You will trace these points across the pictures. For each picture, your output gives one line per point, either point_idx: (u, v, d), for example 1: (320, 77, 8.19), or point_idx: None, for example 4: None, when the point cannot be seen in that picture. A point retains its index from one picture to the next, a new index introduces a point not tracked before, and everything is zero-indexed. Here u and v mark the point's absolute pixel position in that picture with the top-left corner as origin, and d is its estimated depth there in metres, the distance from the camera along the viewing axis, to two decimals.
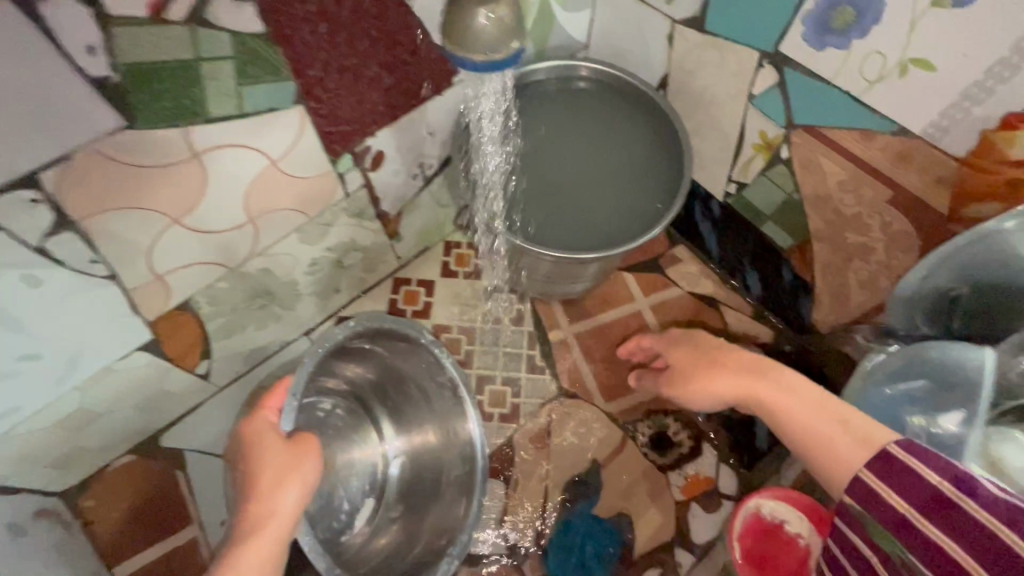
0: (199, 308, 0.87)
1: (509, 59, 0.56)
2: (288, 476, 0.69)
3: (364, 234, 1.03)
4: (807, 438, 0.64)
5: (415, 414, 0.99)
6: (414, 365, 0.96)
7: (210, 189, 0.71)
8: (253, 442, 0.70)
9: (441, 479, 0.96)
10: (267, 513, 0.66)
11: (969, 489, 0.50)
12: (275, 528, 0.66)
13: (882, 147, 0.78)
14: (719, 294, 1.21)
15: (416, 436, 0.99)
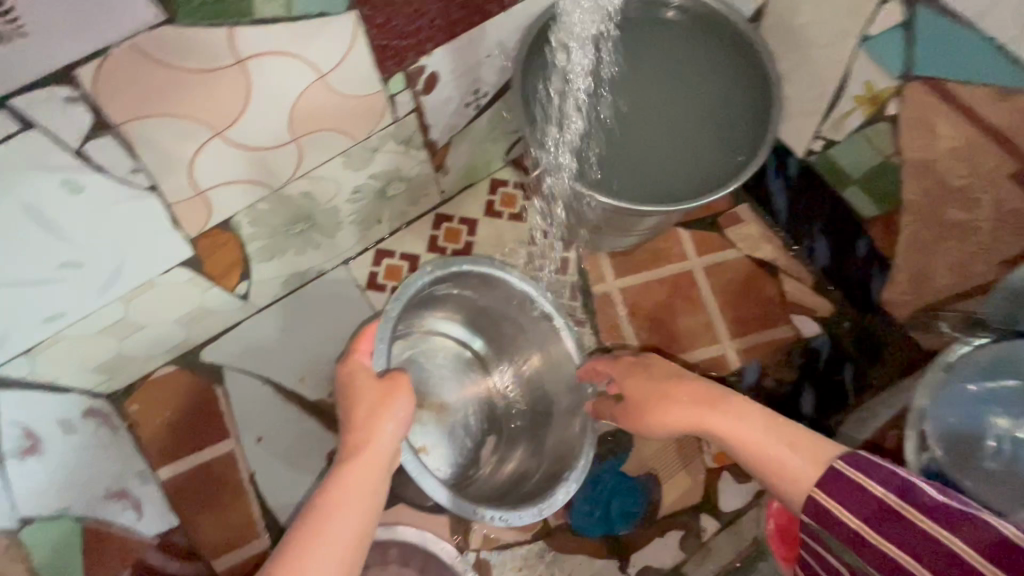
0: (240, 227, 0.84)
1: None
2: (382, 412, 0.68)
3: (410, 163, 0.97)
4: (762, 461, 0.62)
5: (516, 346, 0.98)
6: (500, 300, 0.94)
7: (255, 100, 0.66)
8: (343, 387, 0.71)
9: (553, 408, 0.94)
10: (364, 447, 0.65)
11: (913, 498, 0.53)
12: (365, 467, 0.64)
13: (1018, 110, 0.68)
14: (779, 261, 1.13)
15: (523, 365, 0.98)
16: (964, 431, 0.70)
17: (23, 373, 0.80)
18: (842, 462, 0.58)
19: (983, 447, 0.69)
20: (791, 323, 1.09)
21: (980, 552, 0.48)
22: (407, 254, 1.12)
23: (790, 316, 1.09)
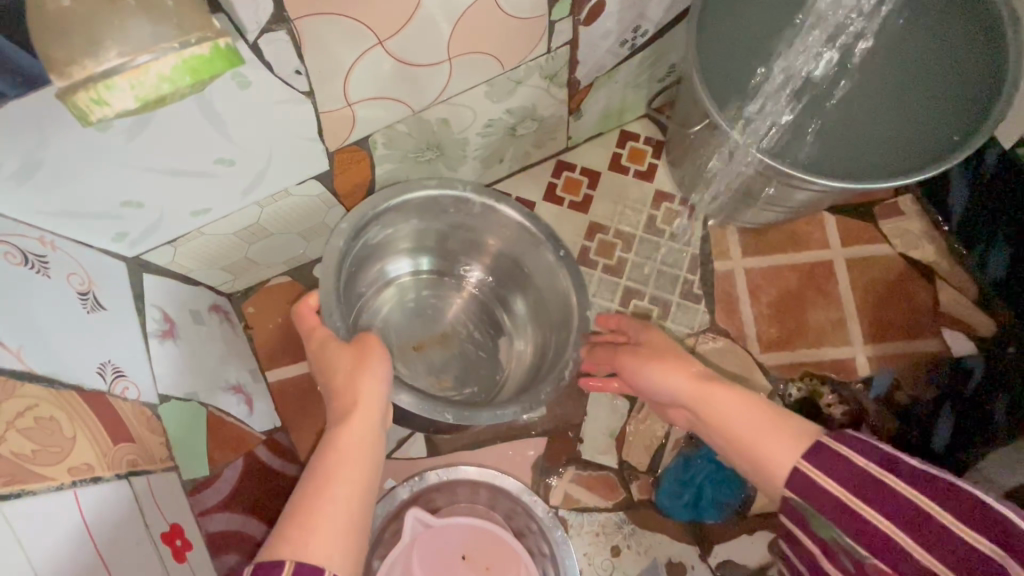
0: (375, 147, 0.82)
1: None
2: (360, 368, 0.64)
3: (548, 102, 0.91)
4: (750, 440, 0.61)
5: (463, 243, 0.96)
6: (430, 214, 0.90)
7: (423, 9, 0.62)
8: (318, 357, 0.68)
9: (522, 263, 0.93)
10: (348, 407, 0.61)
11: (891, 466, 0.52)
12: (360, 417, 0.60)
13: None
14: (939, 264, 0.99)
15: (488, 250, 0.96)
16: None
17: (165, 260, 0.84)
18: (804, 464, 0.56)
19: None
20: (941, 337, 0.97)
21: (971, 525, 0.46)
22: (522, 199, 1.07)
23: (940, 328, 0.97)
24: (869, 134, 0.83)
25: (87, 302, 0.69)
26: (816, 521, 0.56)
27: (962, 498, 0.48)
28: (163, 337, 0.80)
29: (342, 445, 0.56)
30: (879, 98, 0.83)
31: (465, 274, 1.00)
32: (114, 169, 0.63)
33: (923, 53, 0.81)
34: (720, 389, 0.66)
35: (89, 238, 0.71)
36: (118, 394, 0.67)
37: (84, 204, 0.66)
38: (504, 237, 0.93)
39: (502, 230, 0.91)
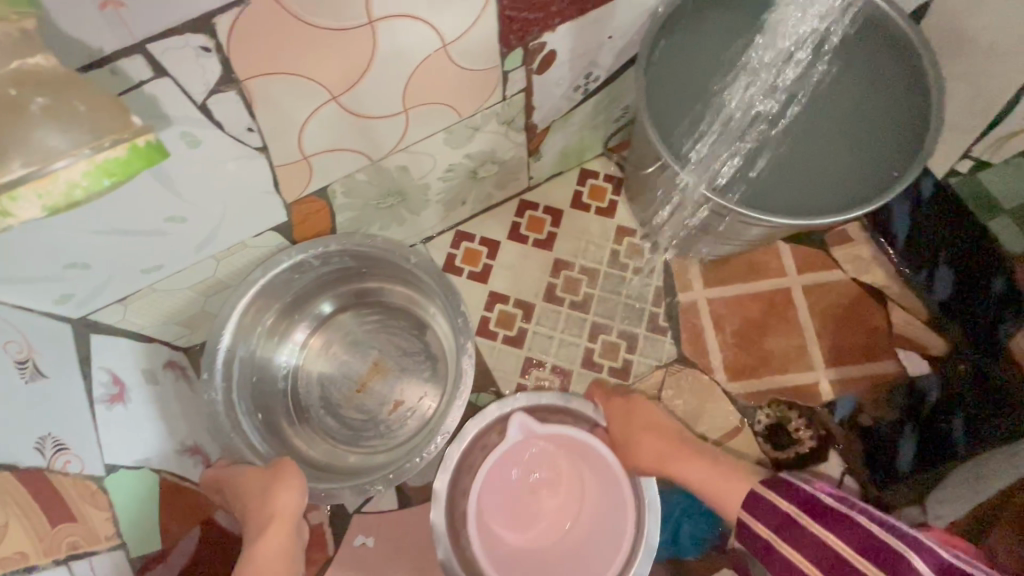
0: (334, 196, 0.82)
1: None
2: (274, 492, 0.76)
3: (507, 146, 0.92)
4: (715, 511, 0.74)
5: (310, 296, 0.95)
6: (274, 295, 0.90)
7: (373, 69, 0.62)
8: (222, 476, 0.80)
9: (367, 267, 0.94)
10: (268, 513, 0.75)
11: (809, 508, 0.60)
12: (276, 514, 0.75)
13: None
14: (890, 288, 1.03)
15: (322, 291, 0.96)
16: None
17: (117, 318, 0.80)
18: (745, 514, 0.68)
19: None
20: (897, 358, 1.00)
21: (853, 548, 0.54)
22: (487, 239, 1.08)
23: (896, 350, 1.00)
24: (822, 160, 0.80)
25: (26, 371, 0.65)
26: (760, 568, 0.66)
27: (849, 526, 0.56)
28: (110, 402, 0.76)
29: (270, 535, 0.74)
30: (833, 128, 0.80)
31: (342, 307, 0.99)
32: (54, 231, 0.60)
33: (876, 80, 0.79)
34: (691, 458, 0.79)
35: (30, 301, 0.67)
36: (59, 469, 0.63)
37: (22, 267, 0.63)
38: (360, 259, 0.92)
39: (362, 261, 0.92)
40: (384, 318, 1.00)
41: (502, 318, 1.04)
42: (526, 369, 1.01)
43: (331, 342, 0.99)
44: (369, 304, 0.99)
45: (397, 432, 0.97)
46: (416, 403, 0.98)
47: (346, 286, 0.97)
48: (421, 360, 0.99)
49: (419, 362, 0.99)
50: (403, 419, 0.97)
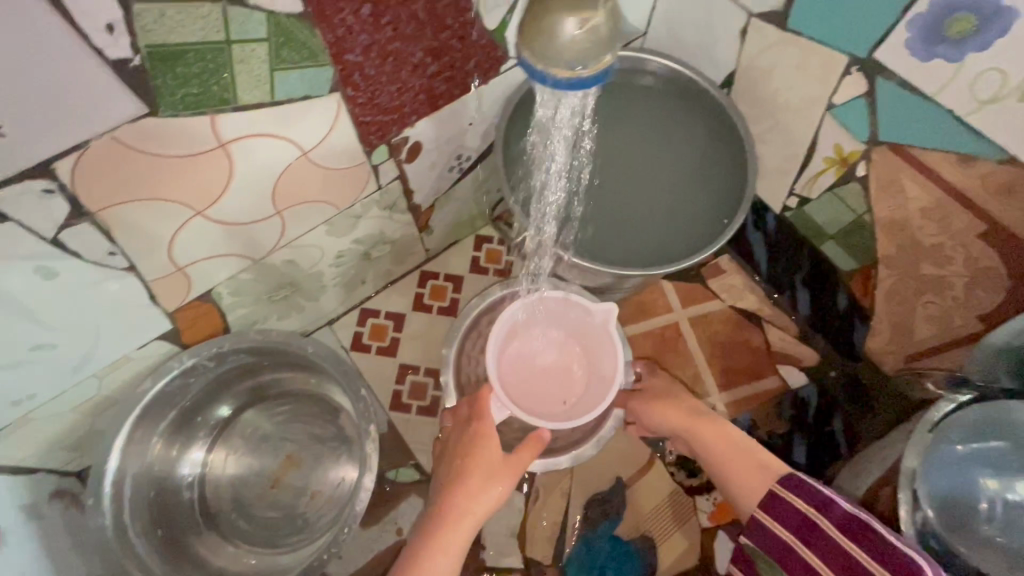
0: (221, 297, 0.83)
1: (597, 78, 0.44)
2: (494, 479, 0.67)
3: (394, 226, 0.97)
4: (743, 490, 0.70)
5: (207, 400, 0.92)
6: (163, 407, 0.87)
7: (235, 182, 0.66)
8: (483, 437, 0.69)
9: (265, 362, 0.93)
10: (471, 497, 0.66)
11: (826, 509, 0.61)
12: (477, 512, 0.66)
13: (984, 175, 0.68)
14: (763, 310, 1.13)
15: (220, 393, 0.93)
16: (958, 497, 0.66)
17: None
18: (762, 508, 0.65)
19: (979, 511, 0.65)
20: (778, 372, 1.10)
21: (879, 561, 0.57)
22: (392, 313, 1.11)
23: (776, 365, 1.10)
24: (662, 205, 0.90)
25: None
26: (760, 558, 0.66)
27: (872, 540, 0.58)
28: None
29: (459, 523, 0.65)
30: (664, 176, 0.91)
31: (246, 406, 0.97)
32: None
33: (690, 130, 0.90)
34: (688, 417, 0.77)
35: None
36: None
37: None
38: (259, 355, 0.91)
39: (261, 355, 0.91)
40: (290, 412, 0.98)
41: (414, 389, 1.06)
42: None
43: (231, 449, 0.95)
44: (274, 399, 0.98)
45: (313, 524, 0.94)
46: (333, 489, 0.96)
47: (244, 385, 0.95)
48: (333, 447, 0.97)
49: (334, 447, 0.97)
50: (320, 508, 0.95)
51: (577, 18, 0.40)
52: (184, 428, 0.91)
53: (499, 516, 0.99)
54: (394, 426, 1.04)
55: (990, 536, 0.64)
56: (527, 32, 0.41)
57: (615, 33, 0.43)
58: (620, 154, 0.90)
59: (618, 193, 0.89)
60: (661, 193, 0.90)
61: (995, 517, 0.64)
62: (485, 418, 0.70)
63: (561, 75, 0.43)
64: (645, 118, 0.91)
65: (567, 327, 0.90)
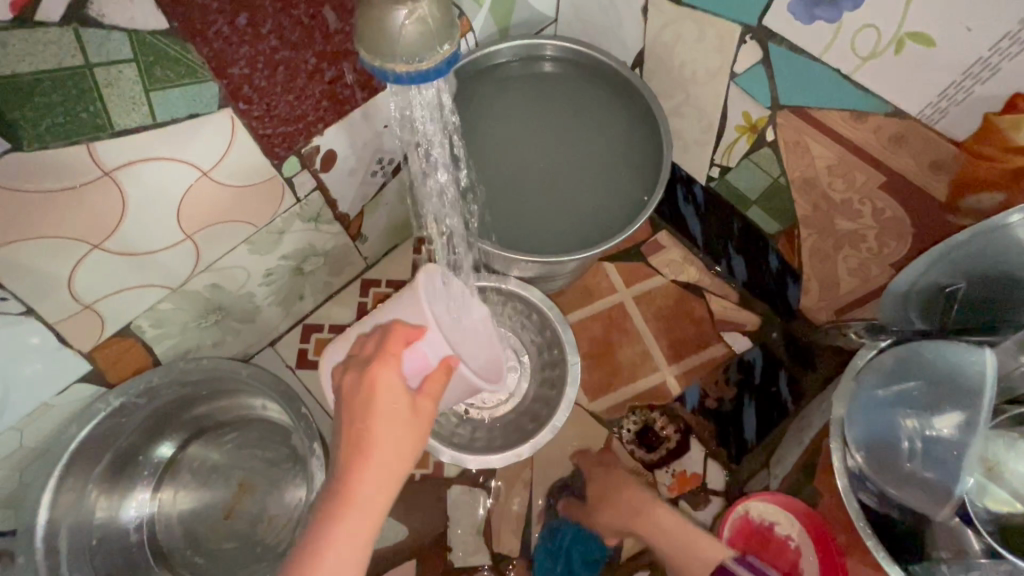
0: (142, 330, 0.80)
1: (436, 71, 0.47)
2: (398, 437, 0.58)
3: (323, 238, 0.94)
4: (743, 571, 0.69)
5: (145, 437, 0.89)
6: (95, 451, 0.83)
7: (130, 210, 0.64)
8: (380, 392, 0.58)
9: (204, 391, 0.90)
10: (375, 463, 0.57)
11: None
12: (383, 478, 0.57)
13: (875, 129, 0.70)
14: (704, 281, 1.15)
15: (158, 429, 0.90)
16: (883, 440, 0.67)
17: None
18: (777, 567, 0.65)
19: (903, 453, 0.65)
20: (724, 340, 1.11)
21: None
22: (336, 326, 1.09)
23: (720, 332, 1.12)
24: (585, 183, 0.90)
25: None
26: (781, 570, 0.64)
27: None
28: None
29: (366, 495, 0.56)
30: (585, 153, 0.91)
31: (188, 438, 0.94)
32: None
33: (604, 107, 0.92)
34: None
35: None
36: None
37: None
38: (193, 386, 0.88)
39: (196, 385, 0.88)
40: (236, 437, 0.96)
41: None
42: None
43: (180, 484, 0.93)
44: (218, 426, 0.96)
45: (271, 549, 0.90)
46: (289, 512, 0.93)
47: (185, 419, 0.92)
48: (286, 469, 0.95)
49: (287, 469, 0.95)
50: (277, 535, 0.92)
51: (403, 8, 0.43)
52: (124, 470, 0.88)
53: (463, 515, 0.99)
54: None
55: (912, 471, 0.64)
56: (360, 32, 0.45)
57: (448, 28, 0.46)
58: (541, 142, 0.91)
59: (538, 182, 0.90)
60: (582, 176, 0.90)
61: (916, 452, 0.63)
62: (391, 368, 0.60)
63: (398, 70, 0.45)
64: (562, 103, 0.92)
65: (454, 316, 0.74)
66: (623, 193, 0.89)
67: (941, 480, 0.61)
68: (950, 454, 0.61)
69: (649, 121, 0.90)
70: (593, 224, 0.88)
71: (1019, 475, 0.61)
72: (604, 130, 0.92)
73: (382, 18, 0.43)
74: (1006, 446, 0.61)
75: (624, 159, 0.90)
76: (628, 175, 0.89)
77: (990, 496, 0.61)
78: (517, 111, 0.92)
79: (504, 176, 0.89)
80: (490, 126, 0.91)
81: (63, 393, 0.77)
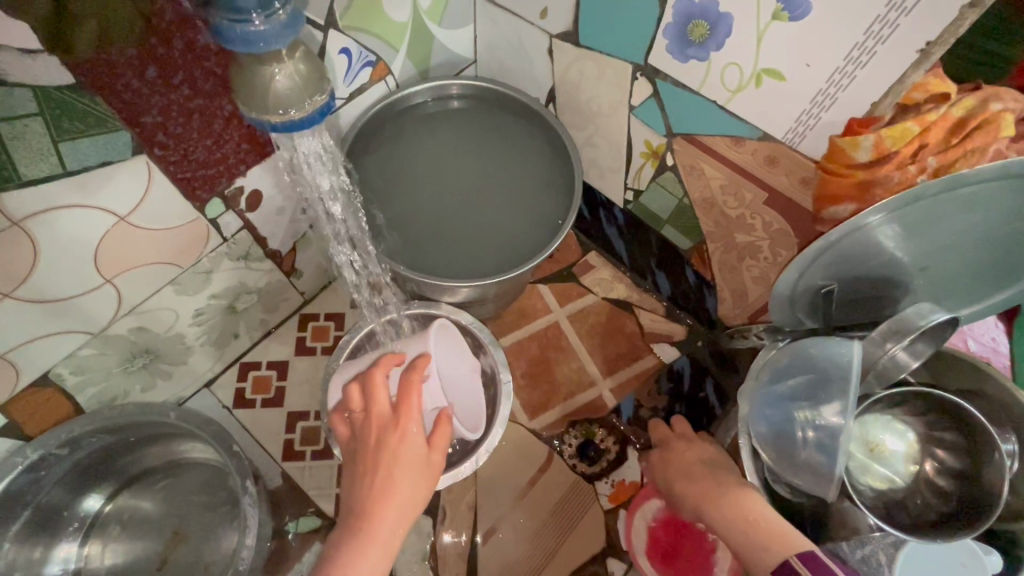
0: (62, 378, 0.79)
1: (310, 118, 0.51)
2: (408, 481, 0.64)
3: (255, 276, 0.95)
4: (771, 536, 0.64)
5: (68, 489, 0.86)
6: (13, 508, 0.80)
7: (43, 258, 0.65)
8: (402, 440, 0.64)
9: (133, 437, 0.89)
10: (394, 500, 0.63)
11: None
12: (400, 513, 0.64)
13: (752, 151, 0.79)
14: (633, 297, 1.22)
15: (83, 480, 0.88)
16: (780, 431, 0.72)
17: None
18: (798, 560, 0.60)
19: (797, 441, 0.70)
20: (654, 353, 1.17)
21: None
22: (274, 363, 1.08)
23: (651, 345, 1.18)
24: (505, 207, 0.95)
25: None
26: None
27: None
28: None
29: (383, 527, 0.63)
30: (503, 179, 0.97)
31: (116, 487, 0.92)
32: None
33: (516, 136, 0.99)
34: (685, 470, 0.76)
35: None
36: None
37: None
38: (120, 432, 0.86)
39: (124, 431, 0.87)
40: (168, 482, 0.94)
41: (306, 436, 1.04)
42: (342, 478, 1.02)
43: (108, 538, 0.89)
44: (150, 472, 0.94)
45: None
46: (226, 558, 0.90)
47: (112, 469, 0.90)
48: (223, 513, 0.93)
49: (225, 513, 0.92)
50: None
51: (271, 67, 0.48)
52: (45, 526, 0.85)
53: (409, 542, 0.99)
54: (289, 477, 1.02)
55: (806, 458, 0.69)
56: (237, 84, 0.49)
57: (318, 81, 0.51)
58: (459, 174, 0.96)
59: (462, 211, 0.94)
60: (504, 203, 0.95)
61: (809, 440, 0.68)
62: (413, 418, 0.66)
63: (275, 120, 0.50)
64: (474, 136, 0.98)
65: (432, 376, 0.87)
66: (541, 214, 0.95)
67: (827, 463, 0.66)
68: (833, 438, 0.66)
69: (560, 148, 0.97)
70: (517, 244, 0.93)
71: (894, 454, 0.70)
72: (518, 157, 0.98)
73: (249, 71, 0.48)
74: (882, 427, 0.71)
75: (539, 181, 0.97)
76: (545, 196, 0.96)
77: (870, 474, 0.70)
78: (435, 147, 0.97)
79: (428, 208, 0.94)
80: (409, 162, 0.96)
81: None
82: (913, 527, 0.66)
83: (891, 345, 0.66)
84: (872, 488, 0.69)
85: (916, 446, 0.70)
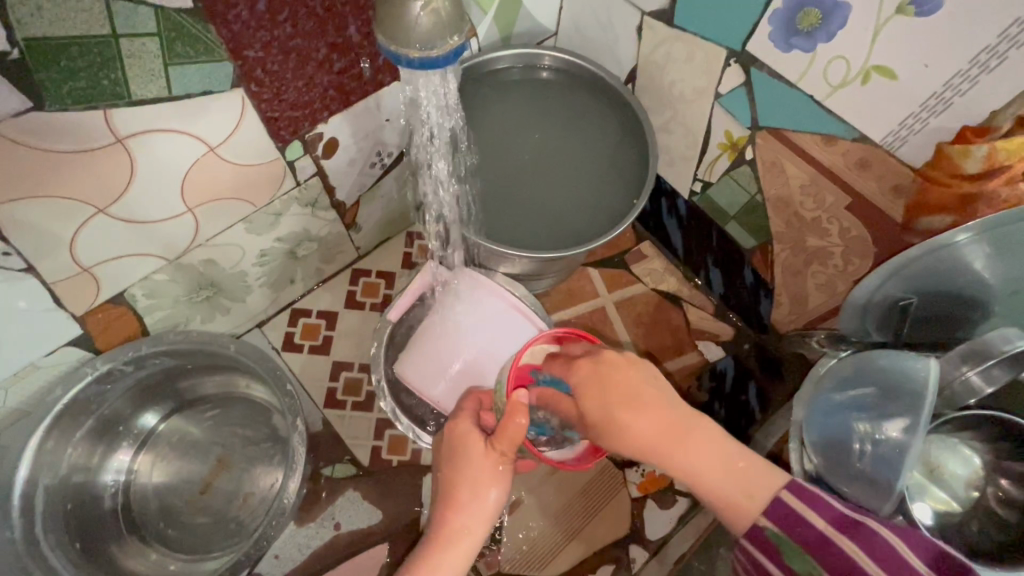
0: (135, 299, 0.82)
1: (446, 57, 0.51)
2: (479, 481, 0.62)
3: (319, 224, 0.96)
4: (699, 472, 0.57)
5: (125, 406, 0.90)
6: (78, 416, 0.85)
7: (137, 179, 0.67)
8: (462, 442, 0.64)
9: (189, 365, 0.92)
10: (458, 501, 0.61)
11: (847, 528, 0.53)
12: (478, 514, 0.61)
13: (843, 152, 0.76)
14: (683, 292, 1.20)
15: (141, 398, 0.91)
16: (837, 440, 0.71)
17: None
18: (768, 518, 0.55)
19: (853, 453, 0.68)
20: (697, 349, 1.16)
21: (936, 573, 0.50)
22: (324, 312, 1.10)
23: (696, 342, 1.16)
24: (574, 181, 0.95)
25: None
26: (785, 548, 0.55)
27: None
28: None
29: (460, 530, 0.61)
30: (574, 154, 0.96)
31: (167, 410, 0.95)
32: None
33: (597, 115, 0.97)
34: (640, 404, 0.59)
35: None
36: None
37: None
38: (181, 357, 0.90)
39: (185, 358, 0.91)
40: (216, 413, 0.97)
41: (349, 386, 1.07)
42: (378, 431, 1.05)
43: (159, 455, 0.94)
44: (200, 401, 0.97)
45: (246, 525, 0.91)
46: (265, 491, 0.94)
47: (169, 392, 0.94)
48: (265, 449, 0.96)
49: (266, 449, 0.96)
50: (252, 512, 0.93)
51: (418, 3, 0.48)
52: (103, 437, 0.89)
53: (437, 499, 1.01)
54: (330, 423, 1.04)
55: (861, 471, 0.67)
56: (382, 20, 0.50)
57: (460, 17, 0.51)
58: (535, 144, 0.96)
59: (530, 179, 0.94)
60: (573, 178, 0.95)
61: (866, 453, 0.67)
62: (463, 419, 0.66)
63: (413, 56, 0.50)
64: (555, 107, 0.98)
65: (474, 323, 0.92)
66: (609, 195, 0.94)
67: (888, 478, 0.64)
68: (895, 454, 0.64)
69: (636, 133, 0.95)
70: (581, 219, 0.92)
71: (954, 477, 0.69)
72: (595, 137, 0.97)
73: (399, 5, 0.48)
74: (944, 448, 0.69)
75: (613, 163, 0.96)
76: (616, 179, 0.94)
77: (930, 495, 0.69)
78: (513, 113, 0.97)
79: (499, 170, 0.94)
80: (486, 124, 0.95)
81: (47, 356, 0.79)
82: (972, 553, 0.64)
83: (967, 367, 0.63)
84: (932, 509, 0.68)
85: (981, 472, 0.69)
